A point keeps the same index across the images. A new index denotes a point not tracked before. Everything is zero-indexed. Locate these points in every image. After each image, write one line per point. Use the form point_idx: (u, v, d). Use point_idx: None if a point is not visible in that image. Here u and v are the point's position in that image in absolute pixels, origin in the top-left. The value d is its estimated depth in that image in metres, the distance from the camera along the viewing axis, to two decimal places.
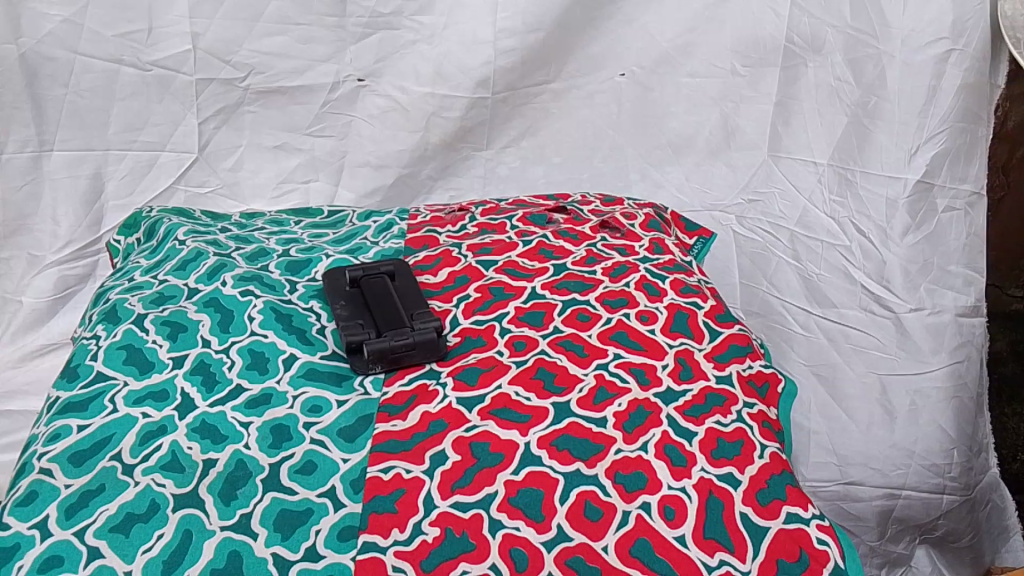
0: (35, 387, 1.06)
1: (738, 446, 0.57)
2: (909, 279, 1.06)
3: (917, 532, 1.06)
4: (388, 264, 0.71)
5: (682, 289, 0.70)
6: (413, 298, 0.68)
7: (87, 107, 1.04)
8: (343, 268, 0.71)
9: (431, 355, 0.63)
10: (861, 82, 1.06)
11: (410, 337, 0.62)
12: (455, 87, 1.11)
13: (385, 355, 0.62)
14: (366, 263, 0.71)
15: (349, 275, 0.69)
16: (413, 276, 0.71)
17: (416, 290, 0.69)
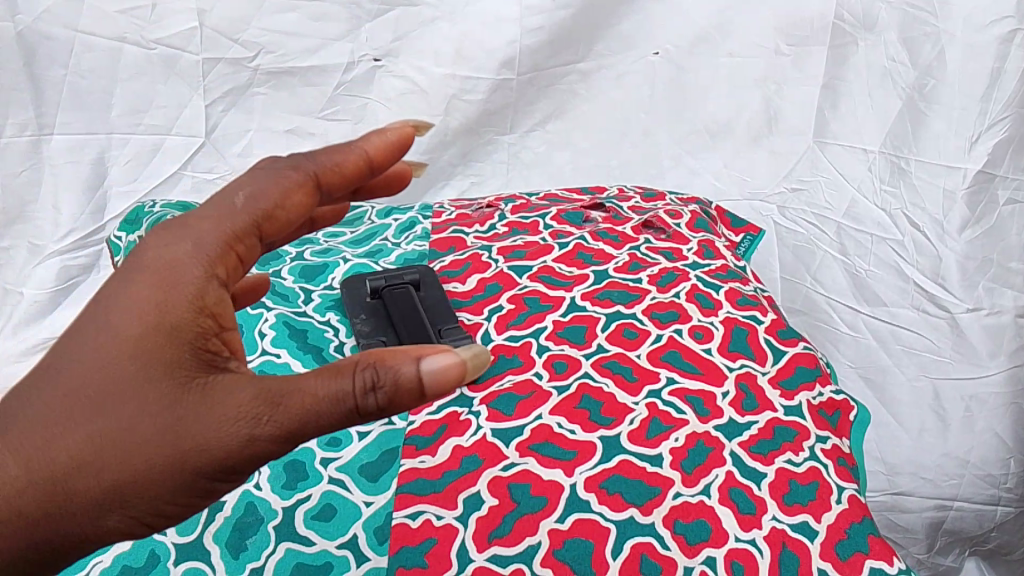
0: None
1: (813, 489, 0.50)
2: (968, 278, 0.99)
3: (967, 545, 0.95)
4: (414, 273, 0.64)
5: (738, 301, 0.63)
6: (441, 313, 0.61)
7: (87, 89, 0.97)
8: (363, 277, 0.64)
9: None
10: (917, 63, 0.99)
11: None
12: (478, 68, 1.03)
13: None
14: (388, 272, 0.64)
15: (370, 286, 0.62)
16: (439, 285, 0.64)
17: (445, 303, 0.62)
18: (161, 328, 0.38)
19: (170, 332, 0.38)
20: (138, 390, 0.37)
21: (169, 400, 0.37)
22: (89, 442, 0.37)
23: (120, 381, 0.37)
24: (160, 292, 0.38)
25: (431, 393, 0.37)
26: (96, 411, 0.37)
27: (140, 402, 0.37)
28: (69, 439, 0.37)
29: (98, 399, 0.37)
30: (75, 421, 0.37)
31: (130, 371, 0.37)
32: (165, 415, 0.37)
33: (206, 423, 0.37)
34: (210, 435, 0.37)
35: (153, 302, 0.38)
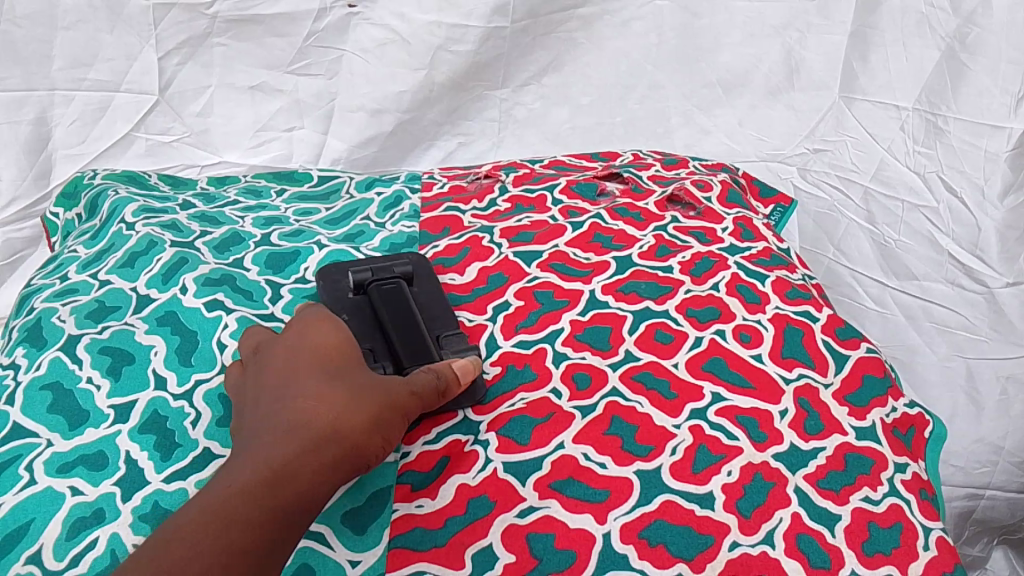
0: None
1: (896, 534, 0.42)
2: (1008, 248, 0.85)
3: (998, 532, 0.82)
4: (407, 265, 0.53)
5: (788, 293, 0.54)
6: (439, 317, 0.51)
7: (24, 39, 0.83)
8: (342, 268, 0.53)
9: (465, 399, 0.46)
10: (959, 11, 0.86)
11: None
12: (468, 14, 0.91)
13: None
14: (374, 262, 0.53)
15: (354, 279, 0.51)
16: (435, 279, 0.54)
17: (443, 304, 0.52)
18: (324, 332, 0.41)
19: (339, 335, 0.41)
20: (334, 368, 0.39)
21: (354, 374, 0.40)
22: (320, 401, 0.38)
23: (314, 364, 0.39)
24: (318, 319, 0.42)
25: (464, 380, 0.43)
26: (305, 388, 0.38)
27: (340, 372, 0.39)
28: (298, 406, 0.37)
29: (304, 381, 0.39)
30: (291, 399, 0.38)
31: (319, 358, 0.40)
32: (359, 384, 0.39)
33: (386, 387, 0.40)
34: (392, 394, 0.40)
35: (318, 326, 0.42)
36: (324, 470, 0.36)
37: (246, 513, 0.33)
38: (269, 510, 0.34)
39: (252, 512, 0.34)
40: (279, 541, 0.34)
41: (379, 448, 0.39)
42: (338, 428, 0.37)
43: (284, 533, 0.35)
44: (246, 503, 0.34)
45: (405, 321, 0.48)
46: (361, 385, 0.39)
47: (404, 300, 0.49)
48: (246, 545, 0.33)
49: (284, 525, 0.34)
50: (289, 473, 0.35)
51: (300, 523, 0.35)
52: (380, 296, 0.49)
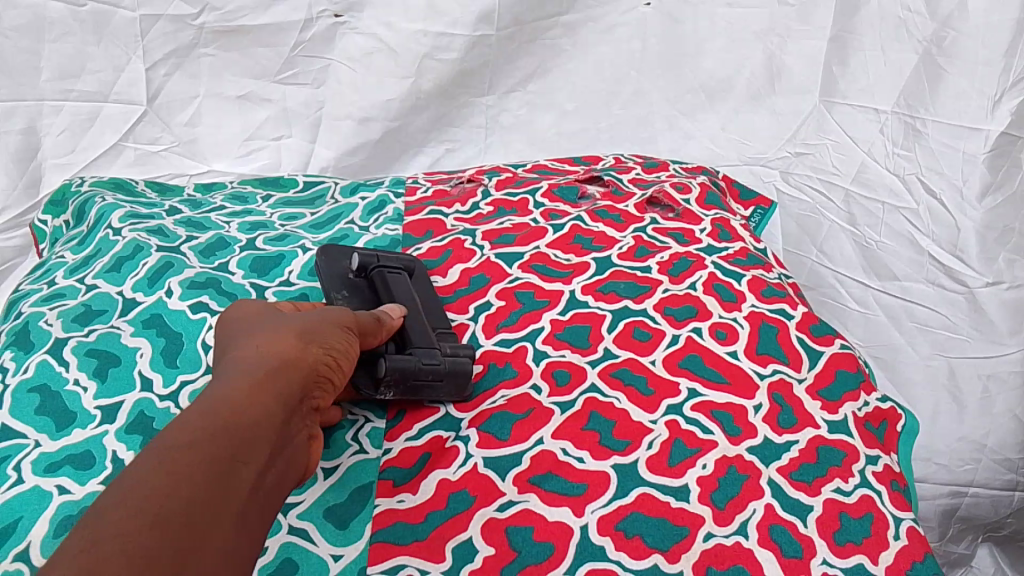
0: None
1: (867, 524, 0.43)
2: (986, 249, 0.87)
3: (981, 530, 0.85)
4: (409, 257, 0.54)
5: (763, 291, 0.55)
6: (435, 311, 0.51)
7: (11, 50, 0.84)
8: (343, 249, 0.54)
9: (454, 393, 0.47)
10: (936, 14, 0.87)
11: (443, 365, 0.46)
12: (453, 22, 0.92)
13: (406, 380, 0.45)
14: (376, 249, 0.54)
15: (358, 260, 0.51)
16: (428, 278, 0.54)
17: (438, 300, 0.53)
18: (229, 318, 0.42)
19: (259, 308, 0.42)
20: (257, 321, 0.40)
21: (266, 321, 0.40)
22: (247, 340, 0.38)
23: (238, 329, 0.40)
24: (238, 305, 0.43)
25: (397, 316, 0.46)
26: (235, 342, 0.38)
27: (263, 321, 0.40)
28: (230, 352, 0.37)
29: (233, 339, 0.39)
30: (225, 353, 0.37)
31: (243, 323, 0.40)
32: (285, 319, 0.40)
33: (303, 316, 0.40)
34: (314, 319, 0.40)
35: (238, 310, 0.43)
36: (270, 376, 0.35)
37: (198, 424, 0.31)
38: (222, 411, 0.32)
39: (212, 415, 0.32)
40: (249, 435, 0.32)
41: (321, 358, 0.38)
42: (270, 347, 0.37)
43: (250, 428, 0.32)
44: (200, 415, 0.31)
45: (408, 306, 0.49)
46: (274, 322, 0.39)
47: (408, 286, 0.50)
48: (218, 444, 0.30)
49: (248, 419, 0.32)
50: (234, 386, 0.34)
51: (263, 418, 0.33)
52: (384, 279, 0.50)
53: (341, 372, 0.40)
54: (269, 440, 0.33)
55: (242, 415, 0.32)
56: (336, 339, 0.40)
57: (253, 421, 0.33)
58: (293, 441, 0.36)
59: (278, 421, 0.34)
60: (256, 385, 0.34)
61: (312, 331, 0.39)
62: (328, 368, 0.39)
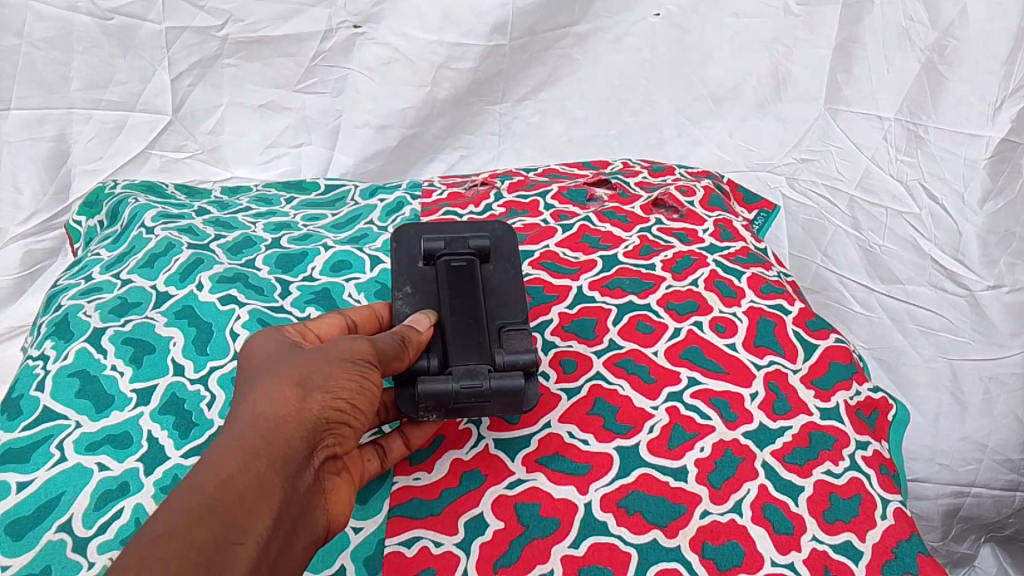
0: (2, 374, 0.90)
1: (855, 504, 0.45)
2: (988, 252, 0.89)
3: (983, 530, 0.88)
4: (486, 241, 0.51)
5: (762, 288, 0.57)
6: (509, 303, 0.49)
7: (42, 60, 0.89)
8: (419, 229, 0.52)
9: (507, 408, 0.45)
10: (937, 23, 0.89)
11: (483, 386, 0.45)
12: (468, 33, 0.94)
13: (444, 405, 0.44)
14: (453, 231, 0.52)
15: (424, 248, 0.50)
16: (514, 254, 0.52)
17: (516, 287, 0.50)
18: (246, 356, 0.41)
19: (281, 336, 0.42)
20: (270, 360, 0.40)
21: (274, 364, 0.39)
22: (256, 388, 0.38)
23: (255, 366, 0.40)
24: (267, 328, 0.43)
25: (422, 329, 0.45)
26: (247, 386, 0.38)
27: (275, 361, 0.39)
28: (241, 400, 0.37)
29: (247, 380, 0.39)
30: (236, 398, 0.38)
31: (259, 359, 0.40)
32: (300, 359, 0.39)
33: (317, 352, 0.40)
34: (325, 358, 0.39)
35: (263, 334, 0.42)
36: (268, 438, 0.35)
37: (187, 504, 0.31)
38: (214, 487, 0.32)
39: (204, 490, 0.32)
40: (240, 512, 0.32)
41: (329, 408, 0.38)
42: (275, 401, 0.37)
43: (242, 504, 0.33)
44: (188, 493, 0.32)
45: (466, 311, 0.47)
46: (283, 365, 0.39)
47: (470, 286, 0.48)
48: (202, 524, 0.31)
49: (240, 496, 0.33)
50: (236, 452, 0.34)
51: (260, 490, 0.34)
52: (446, 278, 0.49)
53: (357, 410, 0.40)
54: (264, 516, 0.33)
55: (233, 494, 0.33)
56: (348, 378, 0.39)
57: (245, 496, 0.33)
58: (297, 500, 0.36)
59: (275, 488, 0.34)
60: (250, 453, 0.34)
61: (319, 375, 0.38)
62: (337, 414, 0.38)
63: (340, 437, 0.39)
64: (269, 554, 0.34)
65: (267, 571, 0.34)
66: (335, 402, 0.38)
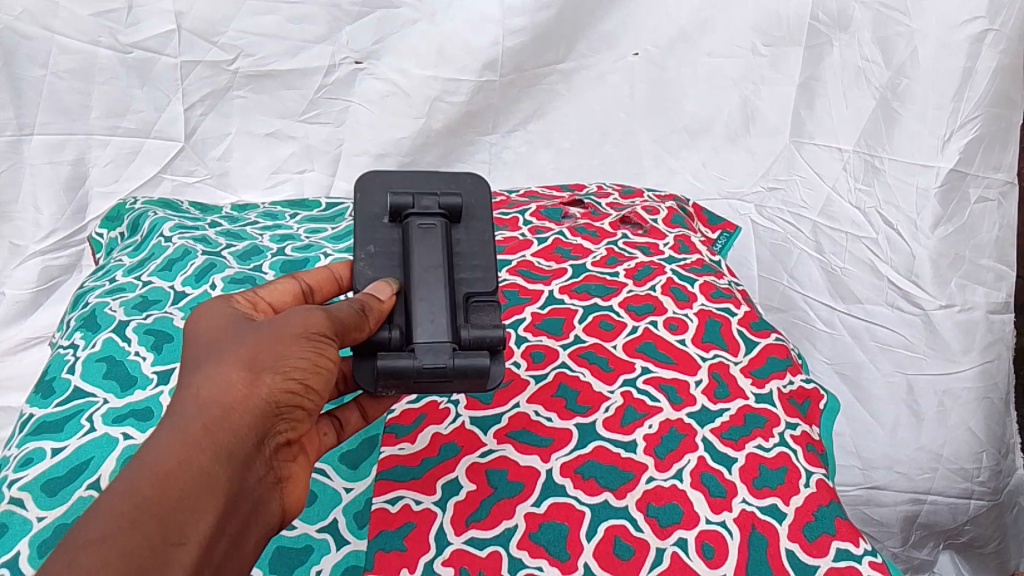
0: (18, 383, 0.97)
1: (782, 473, 0.52)
2: (940, 274, 0.96)
3: (942, 537, 0.96)
4: (458, 199, 0.52)
5: (713, 293, 0.65)
6: (475, 267, 0.50)
7: (65, 90, 0.97)
8: (387, 181, 0.52)
9: (468, 386, 0.48)
10: (891, 63, 0.96)
11: (445, 365, 0.47)
12: (461, 69, 1.03)
13: (405, 380, 0.47)
14: (423, 184, 0.52)
15: (393, 203, 0.51)
16: (484, 212, 0.52)
17: (484, 248, 0.51)
18: (206, 328, 0.43)
19: (235, 313, 0.44)
20: (219, 342, 0.41)
21: (229, 342, 0.41)
22: (204, 374, 0.40)
23: (206, 348, 0.42)
24: (225, 300, 0.45)
25: (384, 298, 0.46)
26: (199, 369, 0.41)
27: (224, 344, 0.41)
28: (190, 385, 0.40)
29: (198, 364, 0.41)
30: (187, 382, 0.40)
31: (212, 339, 0.42)
32: (248, 340, 0.41)
33: (267, 330, 0.41)
34: (277, 336, 0.41)
35: (219, 308, 0.44)
36: (209, 432, 0.38)
37: (125, 507, 0.35)
38: (151, 489, 0.36)
39: (142, 492, 0.35)
40: (179, 509, 0.36)
41: (276, 395, 0.40)
42: (220, 393, 0.39)
43: (182, 502, 0.36)
44: (129, 492, 0.35)
45: (433, 272, 0.48)
46: (231, 349, 0.41)
47: (437, 247, 0.49)
48: (137, 526, 0.35)
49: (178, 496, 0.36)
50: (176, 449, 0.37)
51: (199, 486, 0.37)
52: (412, 235, 0.49)
53: (311, 388, 0.41)
54: (204, 512, 0.36)
55: (172, 492, 0.36)
56: (301, 358, 0.41)
57: (182, 495, 0.36)
58: (248, 486, 0.39)
59: (217, 481, 0.37)
60: (191, 448, 0.37)
61: (269, 357, 0.40)
62: (289, 397, 0.40)
63: (296, 416, 0.41)
64: (215, 542, 0.37)
65: (215, 558, 0.37)
66: (283, 388, 0.40)
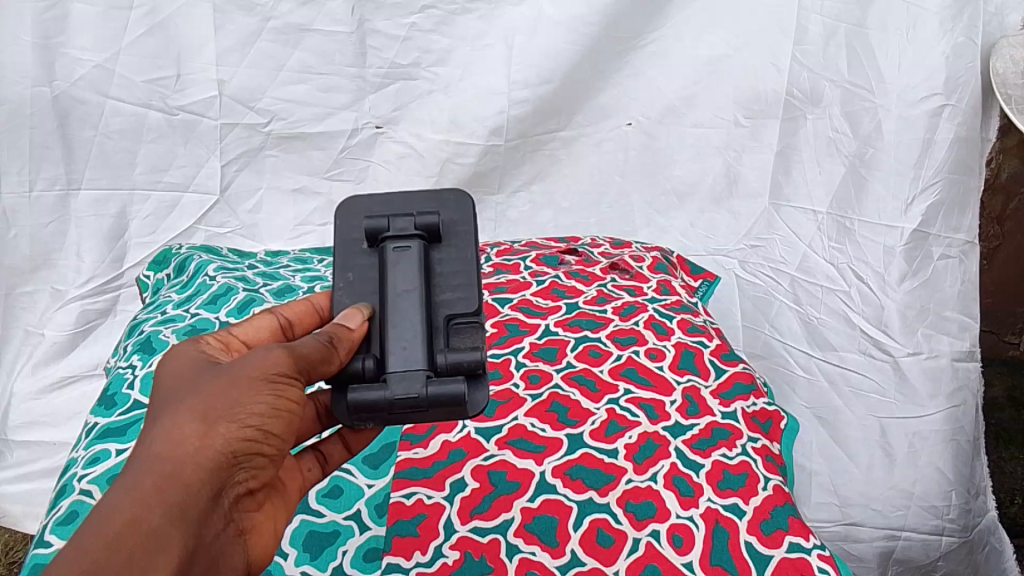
0: (54, 419, 1.06)
1: (743, 478, 0.60)
2: (907, 324, 1.01)
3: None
4: (432, 219, 0.56)
5: (689, 329, 0.74)
6: (456, 287, 0.55)
7: (114, 148, 1.09)
8: (367, 207, 0.58)
9: (446, 415, 0.52)
10: (858, 134, 1.05)
11: (416, 396, 0.51)
12: (470, 135, 1.14)
13: (378, 411, 0.51)
14: (400, 208, 0.57)
15: (368, 230, 0.56)
16: (458, 230, 0.57)
17: (462, 268, 0.56)
18: (169, 376, 0.48)
19: (197, 361, 0.48)
20: (180, 393, 0.46)
21: (188, 390, 0.45)
22: (162, 426, 0.44)
23: (166, 398, 0.46)
24: (190, 348, 0.50)
25: (353, 326, 0.51)
26: (159, 418, 0.45)
27: (184, 395, 0.45)
28: (150, 437, 0.44)
29: (158, 413, 0.45)
30: (147, 433, 0.44)
31: (173, 388, 0.46)
32: (207, 390, 0.45)
33: (228, 377, 0.45)
34: (233, 382, 0.45)
35: (184, 357, 0.49)
36: (164, 488, 0.42)
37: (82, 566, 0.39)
38: (108, 547, 0.40)
39: (99, 549, 0.39)
40: (135, 563, 0.40)
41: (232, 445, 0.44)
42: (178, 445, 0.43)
43: (136, 556, 0.40)
44: (85, 548, 0.39)
45: (408, 297, 0.53)
46: (191, 398, 0.45)
47: (413, 268, 0.54)
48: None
49: (134, 551, 0.40)
50: (133, 503, 0.41)
51: (153, 538, 0.41)
52: (389, 258, 0.55)
53: (269, 431, 0.46)
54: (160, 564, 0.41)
55: (124, 553, 0.40)
56: (256, 403, 0.45)
57: (136, 550, 0.40)
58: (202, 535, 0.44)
59: (171, 533, 0.42)
60: (147, 503, 0.41)
61: (225, 407, 0.44)
62: (243, 444, 0.45)
63: (253, 462, 0.46)
64: None
65: None
66: (238, 440, 0.45)
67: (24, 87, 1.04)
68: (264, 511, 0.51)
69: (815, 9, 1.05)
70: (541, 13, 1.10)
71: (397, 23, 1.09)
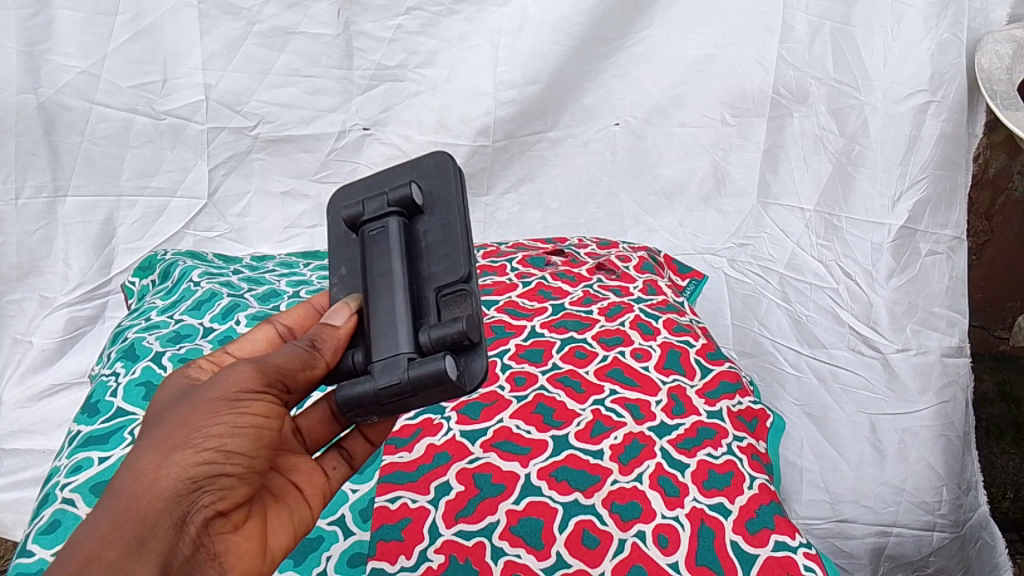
0: (42, 427, 1.06)
1: (728, 477, 0.60)
2: (895, 321, 0.99)
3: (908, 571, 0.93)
4: (403, 192, 0.54)
5: (674, 328, 0.74)
6: (440, 258, 0.53)
7: (101, 154, 1.09)
8: (348, 198, 0.58)
9: (435, 396, 0.48)
10: (844, 131, 1.04)
11: (399, 381, 0.48)
12: (457, 136, 1.14)
13: (368, 405, 0.49)
14: (375, 192, 0.56)
15: (348, 221, 0.56)
16: (437, 199, 0.55)
17: (443, 237, 0.53)
18: (154, 409, 0.49)
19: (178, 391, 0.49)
20: (151, 425, 0.46)
21: (157, 423, 0.46)
22: (128, 460, 0.44)
23: (142, 432, 0.47)
24: (179, 378, 0.51)
25: (338, 322, 0.51)
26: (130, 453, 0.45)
27: (152, 427, 0.46)
28: (118, 472, 0.44)
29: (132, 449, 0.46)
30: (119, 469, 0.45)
31: (149, 421, 0.47)
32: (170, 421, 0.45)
33: (192, 404, 0.45)
34: (194, 409, 0.45)
35: (170, 389, 0.50)
36: (121, 521, 0.42)
37: None
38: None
39: None
40: None
41: (190, 470, 0.43)
42: (136, 477, 0.43)
43: None
44: None
45: (385, 278, 0.52)
46: (156, 430, 0.45)
47: (388, 248, 0.52)
48: None
49: None
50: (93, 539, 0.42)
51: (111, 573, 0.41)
52: (367, 243, 0.54)
53: (232, 451, 0.45)
54: None
55: None
56: (215, 425, 0.44)
57: None
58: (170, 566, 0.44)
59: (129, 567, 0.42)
60: (105, 540, 0.42)
61: (185, 434, 0.44)
62: (204, 468, 0.44)
63: (221, 484, 0.45)
64: None
65: None
66: (197, 464, 0.44)
67: (8, 94, 1.03)
68: (254, 529, 0.49)
69: (800, 8, 1.05)
70: (526, 13, 1.10)
71: (383, 25, 1.09)
